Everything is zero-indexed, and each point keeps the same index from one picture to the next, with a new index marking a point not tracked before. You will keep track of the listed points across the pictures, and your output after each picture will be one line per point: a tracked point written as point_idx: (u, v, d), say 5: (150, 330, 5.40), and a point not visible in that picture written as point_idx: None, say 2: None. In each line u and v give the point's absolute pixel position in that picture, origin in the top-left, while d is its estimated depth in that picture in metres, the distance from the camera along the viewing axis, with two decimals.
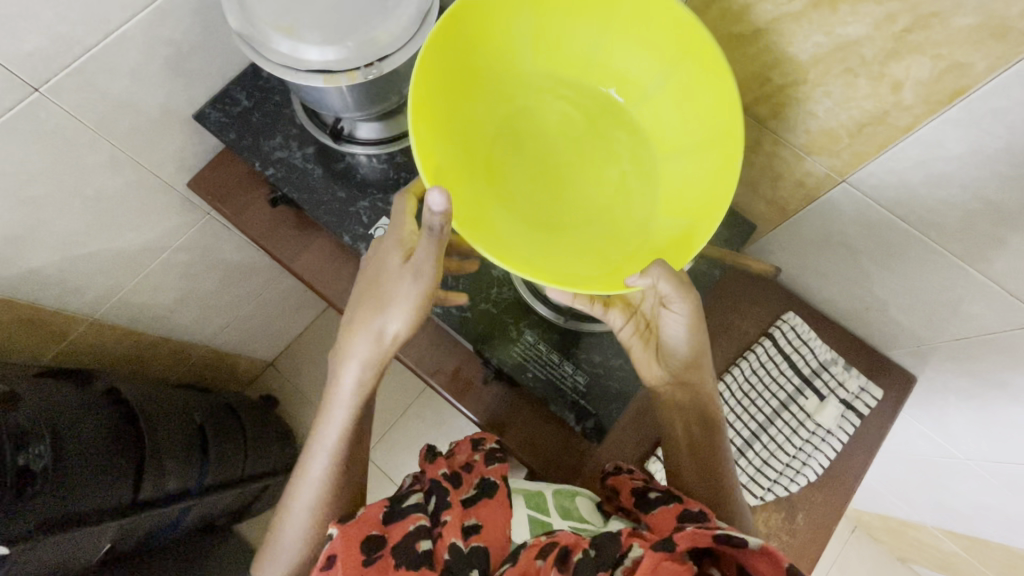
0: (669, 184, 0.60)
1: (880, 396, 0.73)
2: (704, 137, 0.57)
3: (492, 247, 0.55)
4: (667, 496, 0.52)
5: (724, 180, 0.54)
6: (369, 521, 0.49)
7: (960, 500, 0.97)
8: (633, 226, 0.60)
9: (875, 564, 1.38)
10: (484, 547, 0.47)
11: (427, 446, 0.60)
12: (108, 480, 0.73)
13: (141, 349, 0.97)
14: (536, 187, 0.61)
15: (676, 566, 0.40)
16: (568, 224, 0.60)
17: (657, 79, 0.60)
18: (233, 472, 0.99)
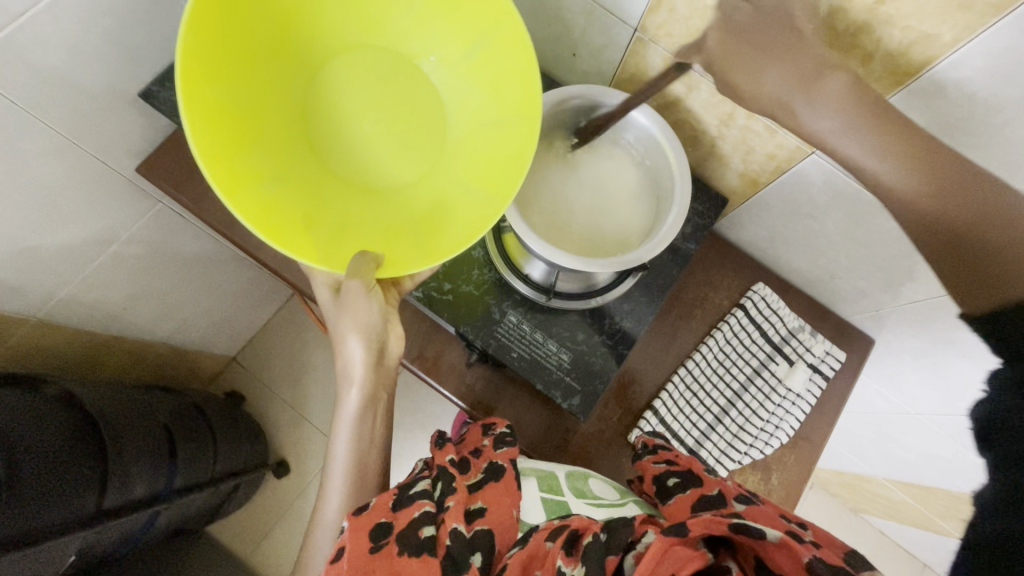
0: (466, 107, 0.62)
1: (843, 359, 0.77)
2: (451, 51, 0.60)
3: (419, 256, 0.57)
4: (684, 484, 0.53)
5: (511, 64, 0.55)
6: (380, 507, 0.49)
7: (909, 452, 1.04)
8: (475, 155, 0.62)
9: (827, 517, 1.48)
10: (489, 530, 0.46)
11: (440, 433, 0.62)
12: (69, 489, 0.68)
13: (92, 350, 0.90)
14: (383, 203, 0.63)
15: (686, 551, 0.37)
16: (434, 214, 0.61)
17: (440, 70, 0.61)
18: (202, 473, 0.94)
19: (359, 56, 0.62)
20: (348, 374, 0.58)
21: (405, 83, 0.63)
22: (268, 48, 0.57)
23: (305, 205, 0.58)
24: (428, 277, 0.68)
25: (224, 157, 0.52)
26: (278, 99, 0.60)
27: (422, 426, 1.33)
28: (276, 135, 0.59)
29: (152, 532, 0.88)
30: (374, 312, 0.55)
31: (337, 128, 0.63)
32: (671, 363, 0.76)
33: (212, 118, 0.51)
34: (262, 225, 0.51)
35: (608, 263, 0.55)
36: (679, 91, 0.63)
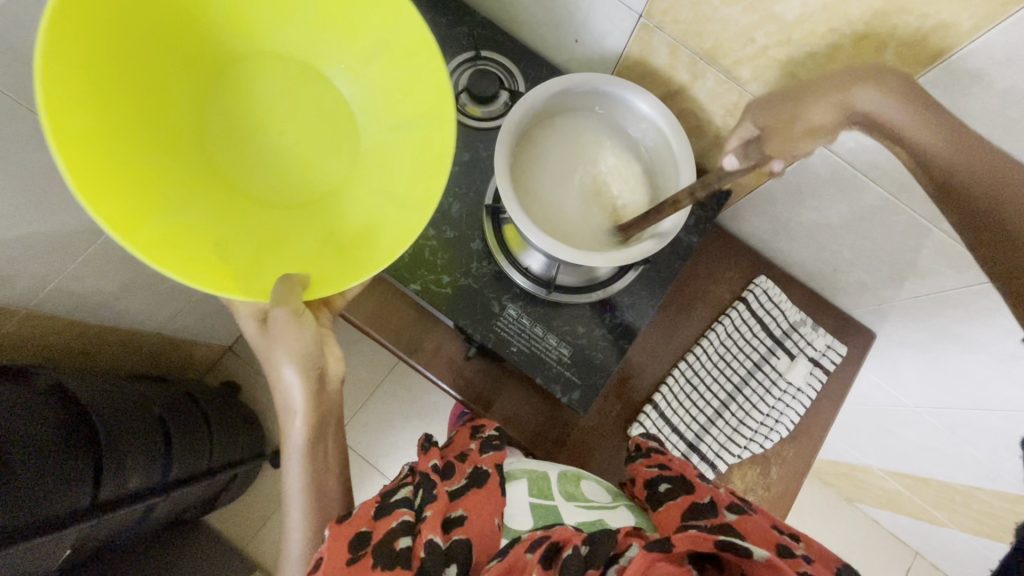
0: (374, 118, 0.63)
1: (844, 352, 0.76)
2: (356, 61, 0.61)
3: (347, 269, 0.55)
4: (673, 490, 0.53)
5: (416, 66, 0.56)
6: (360, 518, 0.48)
7: (906, 444, 1.04)
8: (391, 163, 0.61)
9: (821, 506, 1.49)
10: (467, 540, 0.46)
11: (426, 437, 0.60)
12: (62, 483, 0.67)
13: (85, 341, 0.89)
14: (304, 218, 0.62)
15: (668, 566, 0.38)
16: (359, 228, 0.60)
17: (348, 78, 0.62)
18: (198, 464, 0.94)
19: (262, 71, 0.62)
20: (289, 406, 0.55)
21: (310, 92, 0.63)
22: (154, 69, 0.56)
23: (219, 232, 0.56)
24: (426, 269, 0.67)
25: (118, 187, 0.49)
26: (175, 123, 0.59)
27: (420, 416, 1.33)
28: (178, 160, 0.58)
29: (149, 523, 0.88)
30: (309, 339, 0.53)
31: (246, 147, 0.63)
32: (672, 357, 0.75)
33: (102, 145, 0.49)
34: (168, 255, 0.49)
35: (608, 257, 0.54)
36: (684, 79, 0.62)
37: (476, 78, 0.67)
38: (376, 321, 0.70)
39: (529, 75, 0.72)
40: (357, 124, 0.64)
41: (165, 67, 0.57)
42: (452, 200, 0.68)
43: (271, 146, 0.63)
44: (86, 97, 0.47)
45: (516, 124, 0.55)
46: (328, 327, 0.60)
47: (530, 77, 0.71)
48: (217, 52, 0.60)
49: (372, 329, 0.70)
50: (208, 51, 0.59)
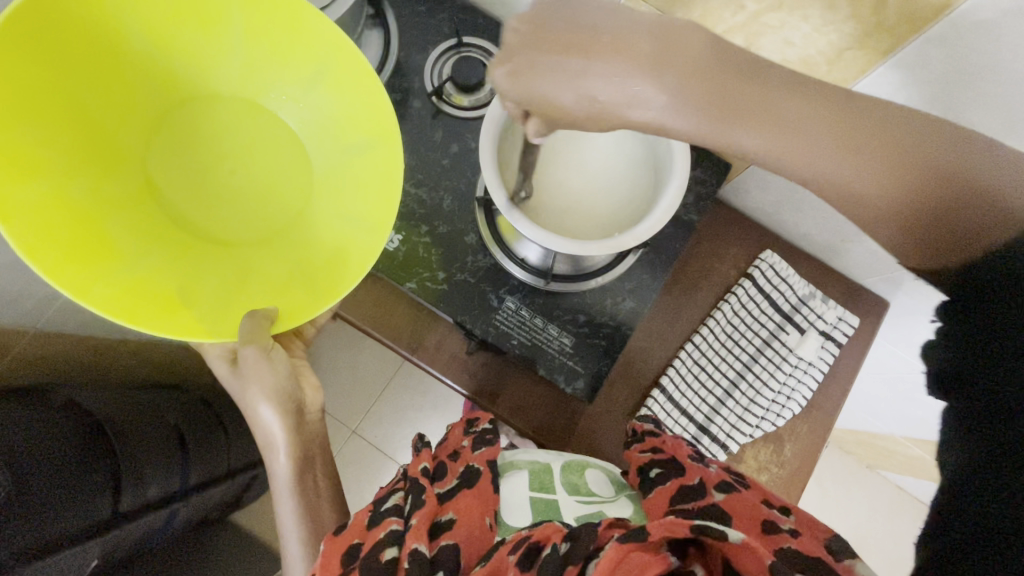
0: (321, 144, 0.63)
1: (856, 324, 0.74)
2: (293, 90, 0.61)
3: (316, 295, 0.55)
4: (666, 473, 0.52)
5: (356, 86, 0.55)
6: (355, 528, 0.48)
7: (925, 410, 1.02)
8: (343, 187, 0.61)
9: (843, 475, 1.48)
10: (456, 545, 0.45)
11: (420, 435, 0.62)
12: (79, 496, 0.69)
13: (96, 354, 0.90)
14: (267, 250, 0.62)
15: (644, 557, 0.36)
16: (321, 254, 0.60)
17: (289, 108, 0.62)
18: (216, 469, 0.95)
19: (198, 116, 0.63)
20: (271, 443, 0.57)
21: (256, 126, 0.64)
22: (97, 123, 0.56)
23: (179, 277, 0.56)
24: (421, 267, 0.66)
25: (71, 245, 0.49)
26: (126, 174, 0.59)
27: (433, 408, 1.33)
28: (133, 211, 0.58)
29: (174, 527, 0.90)
30: (280, 371, 0.56)
31: (198, 189, 0.63)
32: (678, 339, 0.74)
33: (47, 204, 0.48)
34: (126, 307, 0.48)
35: (600, 246, 0.52)
36: None
37: (459, 67, 0.65)
38: (376, 321, 0.70)
39: None
40: (306, 149, 0.64)
41: (110, 124, 0.57)
42: (443, 194, 0.67)
43: (225, 185, 0.64)
44: (23, 158, 0.47)
45: (499, 116, 0.53)
46: (302, 357, 0.65)
47: None
48: (159, 102, 0.61)
49: (373, 329, 0.70)
50: (151, 100, 0.60)
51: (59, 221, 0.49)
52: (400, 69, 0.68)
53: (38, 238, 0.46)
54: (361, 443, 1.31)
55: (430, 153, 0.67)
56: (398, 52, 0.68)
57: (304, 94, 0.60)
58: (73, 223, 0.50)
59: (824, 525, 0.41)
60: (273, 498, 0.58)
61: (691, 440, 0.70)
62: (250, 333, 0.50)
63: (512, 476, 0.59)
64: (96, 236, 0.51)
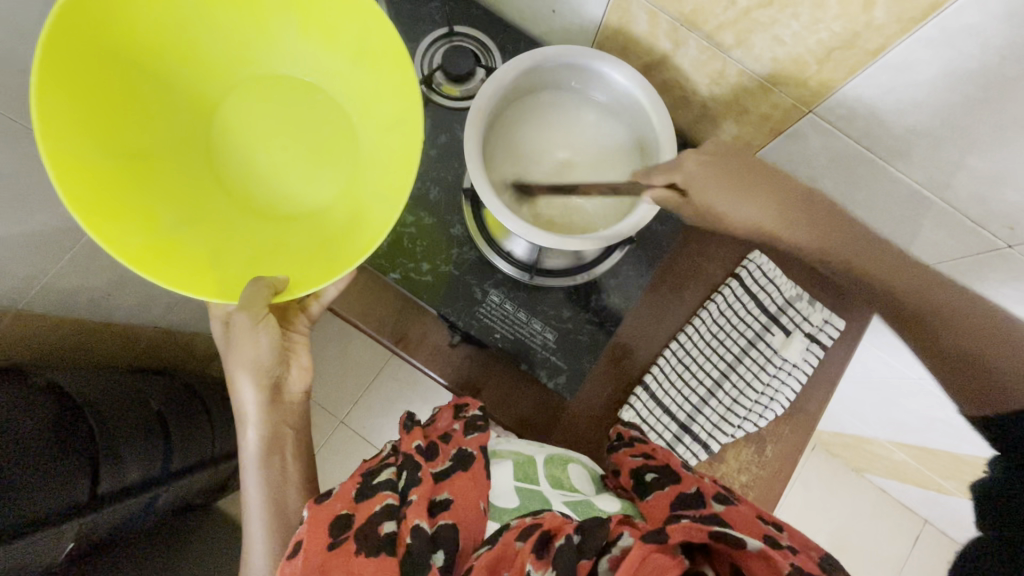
0: (360, 122, 0.63)
1: (842, 327, 0.74)
2: (338, 62, 0.60)
3: (329, 271, 0.56)
4: (661, 480, 0.52)
5: (391, 54, 0.54)
6: (340, 499, 0.49)
7: (909, 414, 1.03)
8: (372, 164, 0.61)
9: (829, 477, 1.48)
10: (455, 524, 0.46)
11: (408, 415, 0.61)
12: (56, 478, 0.68)
13: (81, 336, 0.89)
14: (300, 225, 0.64)
15: (664, 558, 0.37)
16: (346, 230, 0.60)
17: (331, 79, 0.62)
18: (199, 455, 0.95)
19: (253, 83, 0.64)
20: (242, 415, 0.59)
21: (309, 104, 0.64)
22: (144, 87, 0.57)
23: (212, 241, 0.59)
24: (406, 257, 0.65)
25: (119, 203, 0.52)
26: (169, 138, 0.60)
27: (422, 401, 1.33)
28: (178, 176, 0.61)
29: (154, 513, 0.89)
30: (262, 347, 0.57)
31: (244, 159, 0.65)
32: (663, 338, 0.73)
33: (98, 168, 0.51)
34: (156, 268, 0.51)
35: (586, 240, 0.52)
36: (666, 47, 0.59)
37: (448, 56, 0.64)
38: (359, 311, 0.69)
39: (506, 50, 0.69)
40: (348, 122, 0.64)
41: (168, 87, 0.59)
42: (429, 184, 0.66)
43: (265, 154, 0.65)
44: (78, 122, 0.50)
45: (486, 107, 0.53)
46: (301, 333, 0.65)
47: (507, 51, 0.69)
48: (221, 71, 0.62)
49: (356, 319, 0.69)
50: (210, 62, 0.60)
51: (109, 183, 0.52)
52: None
53: (88, 195, 0.49)
54: (348, 434, 1.31)
55: (418, 143, 0.67)
56: None
57: (347, 65, 0.60)
58: (121, 185, 0.53)
59: (814, 543, 0.42)
60: (243, 477, 0.60)
61: (672, 438, 0.70)
62: (247, 299, 0.51)
63: (496, 462, 0.57)
64: (142, 198, 0.55)
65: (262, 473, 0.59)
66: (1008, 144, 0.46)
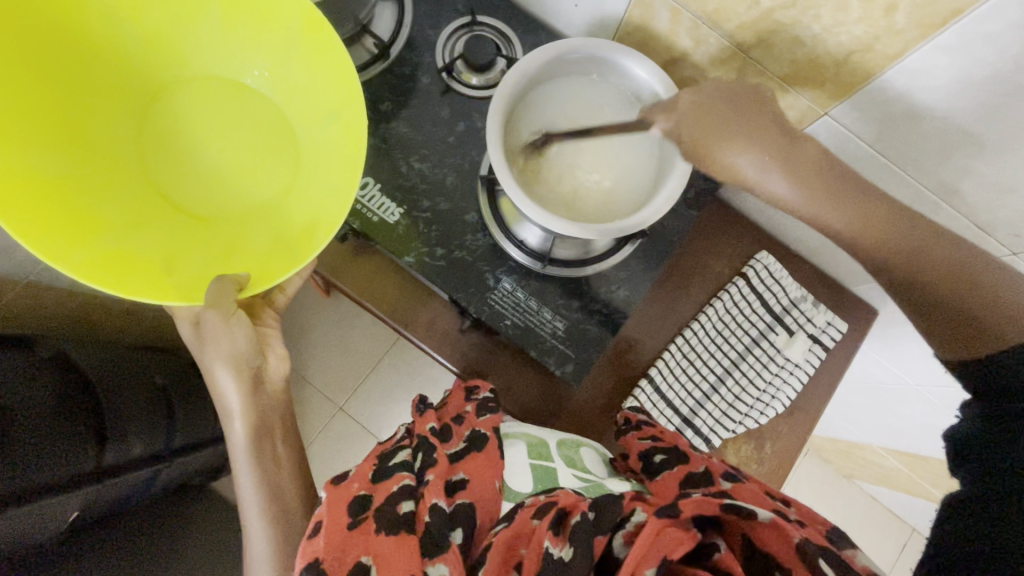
0: (299, 120, 0.65)
1: (844, 329, 0.75)
2: (272, 60, 0.63)
3: (282, 265, 0.57)
4: (669, 459, 0.53)
5: (323, 50, 0.56)
6: (358, 479, 0.50)
7: (904, 421, 1.04)
8: (316, 161, 0.63)
9: (820, 482, 1.50)
10: (472, 504, 0.47)
11: (420, 399, 0.62)
12: (63, 447, 0.69)
13: (90, 310, 0.89)
14: (252, 223, 0.65)
15: (678, 531, 0.38)
16: (296, 226, 0.62)
17: (264, 76, 0.64)
18: (201, 432, 0.95)
19: (186, 89, 0.66)
20: (225, 409, 0.58)
21: (240, 103, 0.66)
22: (72, 103, 0.59)
23: (162, 247, 0.60)
24: (420, 242, 0.66)
25: (60, 217, 0.53)
26: (112, 152, 0.62)
27: (421, 390, 1.34)
28: (127, 187, 0.62)
29: (155, 488, 0.90)
30: (240, 340, 0.57)
31: (178, 165, 0.65)
32: (669, 333, 0.74)
33: (38, 183, 0.53)
34: (100, 274, 0.52)
35: (603, 229, 0.53)
36: (686, 45, 0.60)
37: (471, 45, 0.65)
38: (372, 294, 0.70)
39: (527, 42, 0.69)
40: (289, 120, 0.65)
41: (95, 101, 0.61)
42: (447, 170, 0.67)
43: (212, 156, 0.66)
44: (9, 135, 0.52)
45: (510, 96, 0.54)
46: (272, 325, 0.66)
47: (528, 44, 0.69)
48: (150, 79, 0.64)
49: (367, 301, 0.70)
50: (133, 72, 0.63)
51: (51, 199, 0.53)
52: (410, 46, 0.68)
53: (27, 209, 0.51)
54: (347, 420, 1.32)
55: (437, 130, 0.67)
56: (409, 21, 0.68)
57: (280, 61, 0.62)
58: (62, 200, 0.54)
59: (822, 517, 0.42)
60: (232, 468, 0.59)
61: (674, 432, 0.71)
62: (214, 295, 0.53)
63: (510, 446, 0.58)
64: (88, 212, 0.56)
65: (256, 455, 0.59)
66: (1019, 152, 0.47)
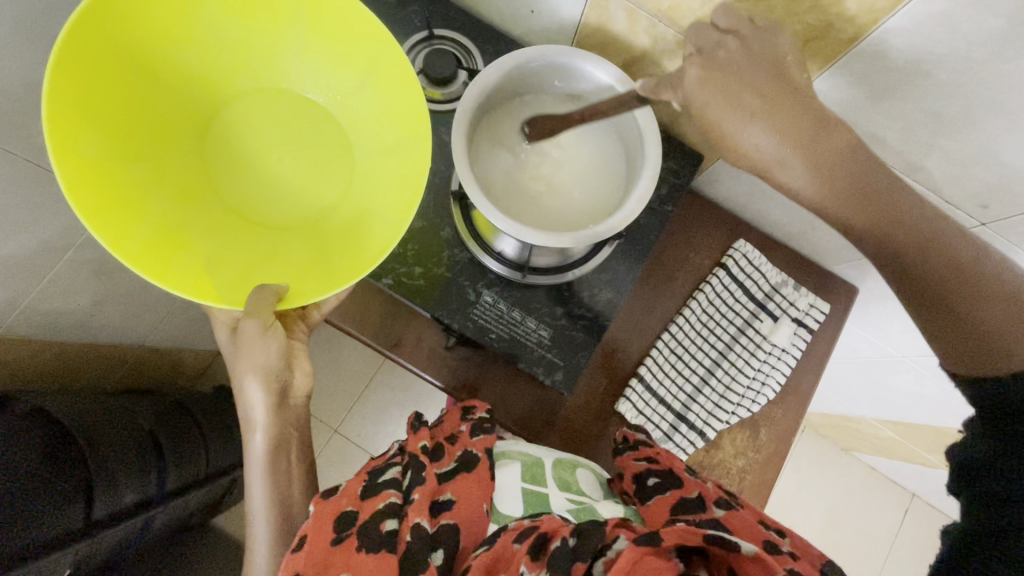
0: (360, 138, 0.65)
1: (827, 310, 0.76)
2: (342, 83, 0.62)
3: (329, 285, 0.56)
4: (662, 483, 0.53)
5: (397, 73, 0.56)
6: (346, 495, 0.49)
7: (894, 392, 1.06)
8: (372, 177, 0.63)
9: (819, 458, 1.51)
10: (456, 525, 0.46)
11: (415, 414, 0.61)
12: (49, 507, 0.67)
13: (65, 357, 0.86)
14: (301, 233, 0.64)
15: (658, 561, 0.37)
16: (344, 245, 0.61)
17: (329, 95, 0.64)
18: (193, 473, 0.93)
19: (255, 100, 0.65)
20: (250, 420, 0.58)
21: (304, 123, 0.66)
22: (145, 96, 0.58)
23: (215, 248, 0.59)
24: (397, 262, 0.65)
25: (122, 206, 0.53)
26: (170, 148, 0.61)
27: (416, 405, 1.33)
28: (182, 180, 0.61)
29: (149, 535, 0.87)
30: (273, 352, 0.55)
31: (237, 168, 0.65)
32: (655, 329, 0.74)
33: (104, 173, 0.52)
34: (158, 269, 0.51)
35: (575, 238, 0.52)
36: (645, 44, 0.60)
37: (430, 59, 0.64)
38: (353, 319, 0.69)
39: (488, 51, 0.69)
40: (347, 136, 0.65)
41: (168, 96, 0.60)
42: None
43: (265, 166, 0.66)
44: (83, 124, 0.51)
45: (474, 108, 0.53)
46: (303, 340, 0.63)
47: (489, 53, 0.69)
48: (225, 84, 0.63)
49: (351, 326, 0.69)
50: (210, 79, 0.62)
51: (112, 185, 0.53)
52: None
53: (95, 197, 0.50)
54: (343, 443, 1.30)
55: None
56: None
57: (349, 83, 0.62)
58: (121, 187, 0.54)
59: (815, 550, 0.43)
60: (245, 478, 0.58)
61: (669, 429, 0.71)
62: (253, 305, 0.51)
63: (506, 463, 0.58)
64: (143, 204, 0.55)
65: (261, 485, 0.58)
66: (978, 125, 0.47)
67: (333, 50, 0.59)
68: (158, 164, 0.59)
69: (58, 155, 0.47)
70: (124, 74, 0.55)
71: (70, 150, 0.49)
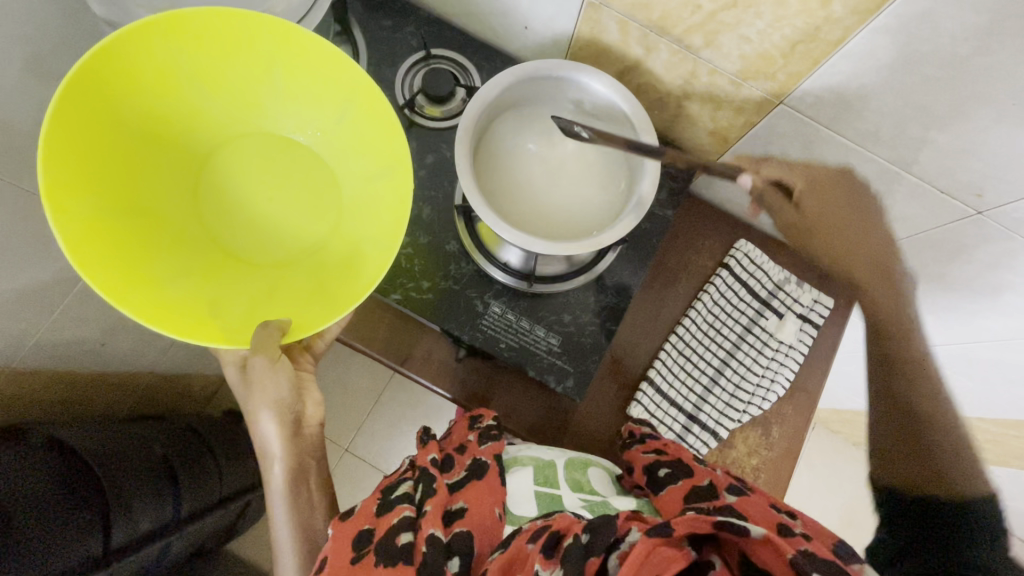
0: (346, 173, 0.66)
1: (831, 305, 0.77)
2: (325, 122, 0.64)
3: (326, 316, 0.57)
4: (673, 473, 0.54)
5: (378, 111, 0.57)
6: (362, 516, 0.50)
7: None
8: (360, 211, 0.64)
9: (832, 454, 1.51)
10: (468, 532, 0.46)
11: (424, 429, 0.62)
12: (67, 539, 0.67)
13: (77, 388, 0.87)
14: (294, 269, 0.65)
15: (671, 551, 0.38)
16: (338, 278, 0.62)
17: (312, 134, 0.66)
18: (207, 497, 0.93)
19: (240, 146, 0.67)
20: (266, 452, 0.59)
21: (293, 161, 0.67)
22: (136, 151, 0.59)
23: (212, 292, 0.60)
24: (405, 277, 0.66)
25: (122, 260, 0.53)
26: (163, 198, 0.62)
27: (426, 419, 1.33)
28: (177, 229, 0.63)
29: (165, 563, 0.87)
30: (283, 386, 0.57)
31: (228, 213, 0.67)
32: (662, 332, 0.75)
33: (103, 229, 0.53)
34: (161, 317, 0.52)
35: (582, 244, 0.53)
36: (638, 53, 0.61)
37: (428, 78, 0.66)
38: (364, 336, 0.70)
39: (483, 67, 0.71)
40: (332, 171, 0.67)
41: (157, 149, 0.61)
42: (422, 203, 0.68)
43: (255, 208, 0.67)
44: (81, 182, 0.51)
45: (475, 124, 0.55)
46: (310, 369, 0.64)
47: (484, 69, 0.71)
48: (210, 134, 0.65)
49: (362, 344, 0.70)
50: (196, 130, 0.63)
51: (112, 240, 0.53)
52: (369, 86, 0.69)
53: (95, 253, 0.51)
54: (354, 461, 1.30)
55: None
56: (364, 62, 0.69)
57: (331, 121, 0.63)
58: (119, 241, 0.54)
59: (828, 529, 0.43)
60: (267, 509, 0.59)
61: (681, 430, 0.72)
62: (258, 343, 0.51)
63: (517, 469, 0.58)
64: (142, 256, 0.56)
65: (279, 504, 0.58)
66: (969, 116, 0.48)
67: (314, 92, 0.61)
68: (153, 217, 0.60)
69: (58, 215, 0.47)
70: (115, 131, 0.55)
71: (70, 208, 0.49)
